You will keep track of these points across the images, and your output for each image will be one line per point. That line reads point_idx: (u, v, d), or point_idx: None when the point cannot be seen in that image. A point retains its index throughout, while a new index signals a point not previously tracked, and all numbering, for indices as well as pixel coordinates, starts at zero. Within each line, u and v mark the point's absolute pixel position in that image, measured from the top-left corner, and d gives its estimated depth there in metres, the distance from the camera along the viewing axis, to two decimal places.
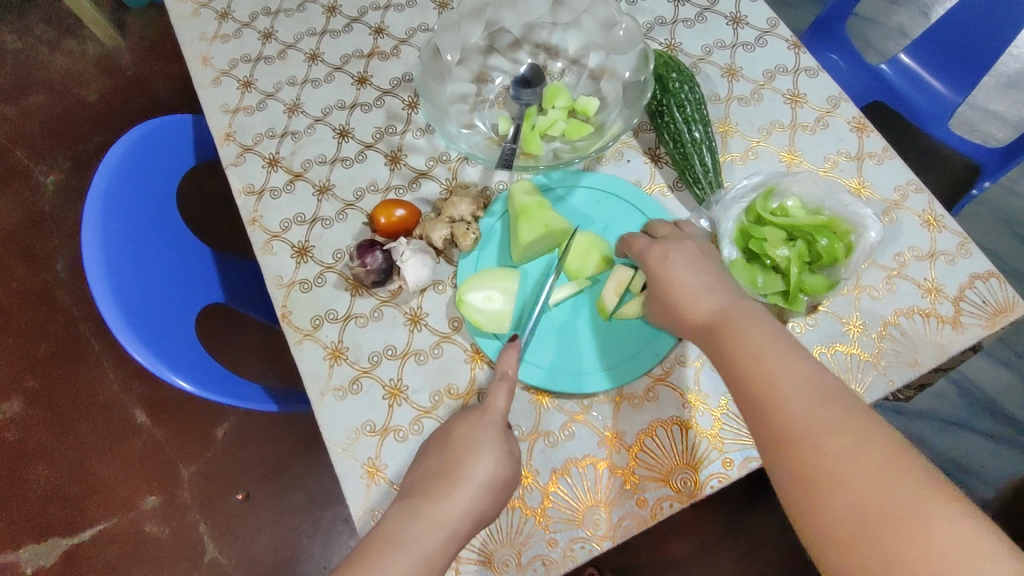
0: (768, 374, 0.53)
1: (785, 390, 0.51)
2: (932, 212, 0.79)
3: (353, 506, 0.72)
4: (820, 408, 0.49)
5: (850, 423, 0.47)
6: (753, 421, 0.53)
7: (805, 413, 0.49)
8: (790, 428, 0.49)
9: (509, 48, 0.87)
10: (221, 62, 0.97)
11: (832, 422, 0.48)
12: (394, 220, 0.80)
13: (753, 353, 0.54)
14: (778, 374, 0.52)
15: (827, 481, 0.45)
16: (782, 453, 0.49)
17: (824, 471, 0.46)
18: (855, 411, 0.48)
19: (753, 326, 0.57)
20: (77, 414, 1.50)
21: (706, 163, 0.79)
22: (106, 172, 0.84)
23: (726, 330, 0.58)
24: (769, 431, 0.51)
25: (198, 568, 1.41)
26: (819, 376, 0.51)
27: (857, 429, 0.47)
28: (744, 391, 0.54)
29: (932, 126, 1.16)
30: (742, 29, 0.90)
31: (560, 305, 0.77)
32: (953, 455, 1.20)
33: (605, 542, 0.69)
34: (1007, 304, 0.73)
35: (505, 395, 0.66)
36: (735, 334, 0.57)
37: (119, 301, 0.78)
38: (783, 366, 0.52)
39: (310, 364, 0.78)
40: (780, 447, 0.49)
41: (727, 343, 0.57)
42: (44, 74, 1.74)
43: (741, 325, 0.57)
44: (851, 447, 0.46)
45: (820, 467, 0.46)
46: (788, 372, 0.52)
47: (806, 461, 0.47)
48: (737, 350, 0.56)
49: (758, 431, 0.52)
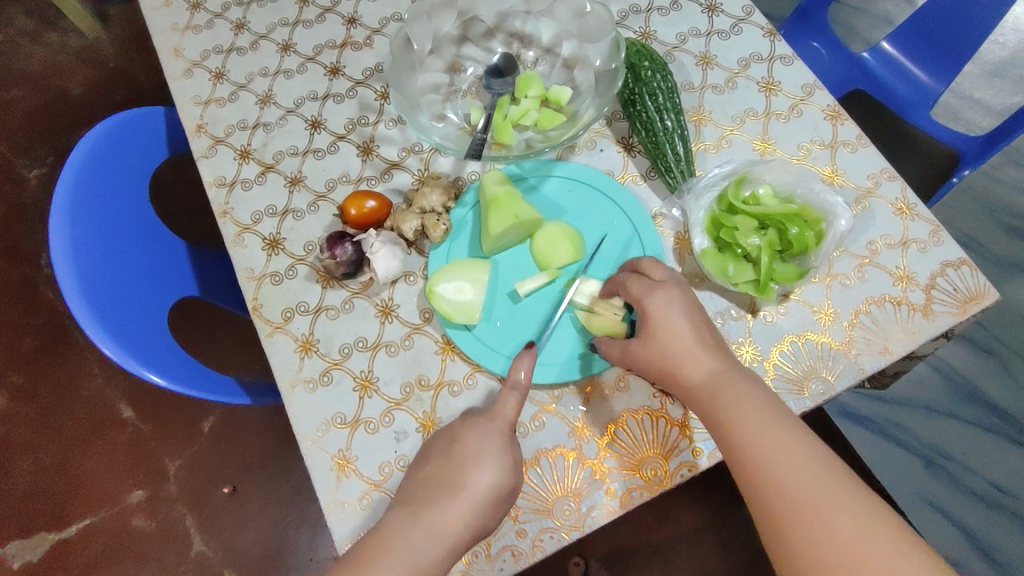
0: (771, 447, 0.55)
1: (791, 465, 0.54)
2: (905, 200, 0.78)
3: (323, 499, 0.72)
4: (828, 485, 0.52)
5: (855, 498, 0.51)
6: (755, 492, 0.55)
7: (818, 491, 0.52)
8: (802, 503, 0.52)
9: (482, 37, 0.86)
10: (193, 53, 0.96)
11: (841, 498, 0.51)
12: (365, 212, 0.79)
13: (752, 424, 0.57)
14: (782, 452, 0.54)
15: (844, 561, 0.48)
16: (793, 528, 0.51)
17: (841, 550, 0.49)
18: (855, 491, 0.52)
19: (753, 391, 0.60)
20: (62, 409, 1.49)
21: (678, 153, 0.79)
22: (74, 166, 0.83)
23: (725, 392, 0.60)
24: (777, 504, 0.53)
25: (185, 561, 1.42)
26: (817, 450, 0.55)
27: (863, 505, 0.51)
28: (746, 465, 0.56)
29: (913, 114, 1.15)
30: (717, 16, 0.89)
31: (533, 296, 0.77)
32: (937, 442, 1.19)
33: (574, 532, 0.69)
34: (979, 292, 0.73)
35: (514, 405, 0.66)
36: (732, 400, 0.59)
37: (88, 296, 0.78)
38: (786, 438, 0.55)
39: (281, 357, 0.78)
40: (791, 523, 0.52)
41: (726, 409, 0.59)
42: (25, 67, 1.72)
43: (739, 389, 0.60)
44: (864, 525, 0.49)
45: (844, 548, 0.49)
46: (789, 444, 0.55)
47: (823, 537, 0.50)
48: (736, 419, 0.58)
49: (761, 504, 0.54)
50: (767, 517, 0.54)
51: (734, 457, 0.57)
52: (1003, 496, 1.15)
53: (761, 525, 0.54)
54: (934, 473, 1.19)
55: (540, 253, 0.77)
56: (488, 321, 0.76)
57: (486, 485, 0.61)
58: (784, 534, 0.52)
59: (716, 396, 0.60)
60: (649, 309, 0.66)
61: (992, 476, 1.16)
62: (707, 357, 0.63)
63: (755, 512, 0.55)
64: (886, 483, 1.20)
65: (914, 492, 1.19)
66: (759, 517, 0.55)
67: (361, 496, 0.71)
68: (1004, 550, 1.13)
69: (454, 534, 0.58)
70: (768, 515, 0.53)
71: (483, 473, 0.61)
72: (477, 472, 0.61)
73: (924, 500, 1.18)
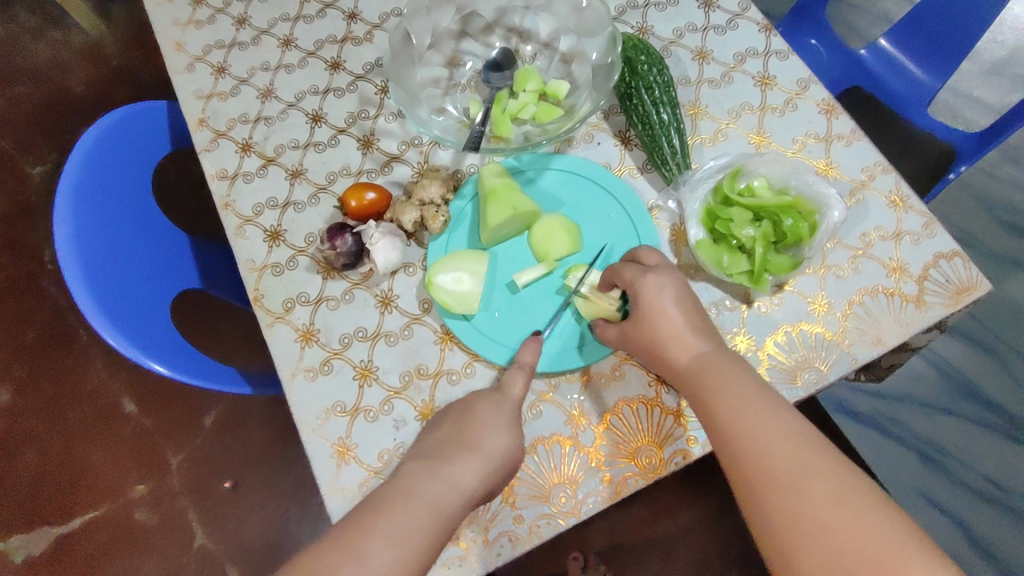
0: (749, 421, 0.57)
1: (768, 437, 0.55)
2: (899, 193, 0.79)
3: (323, 486, 0.73)
4: (802, 455, 0.54)
5: (829, 469, 0.52)
6: (734, 465, 0.57)
7: (792, 462, 0.53)
8: (776, 472, 0.53)
9: (481, 32, 0.86)
10: (195, 48, 0.97)
11: (815, 468, 0.52)
12: (365, 203, 0.80)
13: (733, 400, 0.59)
14: (761, 427, 0.56)
15: (813, 525, 0.49)
16: (768, 496, 0.53)
17: (810, 515, 0.50)
18: (830, 462, 0.53)
19: (737, 371, 0.61)
20: (65, 404, 1.50)
21: (674, 145, 0.80)
22: (78, 157, 0.84)
23: (709, 373, 0.62)
24: (754, 474, 0.54)
25: (188, 554, 1.43)
26: (795, 425, 0.56)
27: (838, 475, 0.52)
28: (726, 441, 0.58)
29: (910, 111, 1.16)
30: (714, 12, 0.90)
31: (530, 287, 0.78)
32: (933, 438, 1.21)
33: (570, 518, 0.70)
34: (971, 283, 0.74)
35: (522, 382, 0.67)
36: (719, 382, 0.60)
37: (91, 286, 0.79)
38: (765, 413, 0.57)
39: (282, 347, 0.79)
40: (765, 492, 0.53)
41: (709, 386, 0.61)
42: (29, 64, 1.73)
43: (725, 369, 0.61)
44: (835, 492, 0.51)
45: (815, 513, 0.50)
46: (768, 419, 0.56)
47: (794, 504, 0.51)
48: (717, 396, 0.60)
49: (740, 475, 0.56)
50: (746, 490, 0.55)
51: (715, 432, 0.59)
52: (1000, 491, 1.15)
53: (741, 497, 0.56)
54: (930, 468, 1.20)
55: (537, 244, 0.78)
56: (486, 312, 0.77)
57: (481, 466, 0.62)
58: (759, 502, 0.53)
59: (701, 374, 0.62)
60: (639, 294, 0.67)
61: (984, 468, 1.17)
62: (695, 342, 0.65)
63: (735, 484, 0.57)
64: (884, 477, 1.22)
65: (912, 485, 1.20)
66: (739, 488, 0.56)
67: (360, 482, 0.73)
68: (1000, 548, 1.13)
69: None
70: (746, 485, 0.55)
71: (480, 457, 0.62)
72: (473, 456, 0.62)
73: (918, 492, 1.19)
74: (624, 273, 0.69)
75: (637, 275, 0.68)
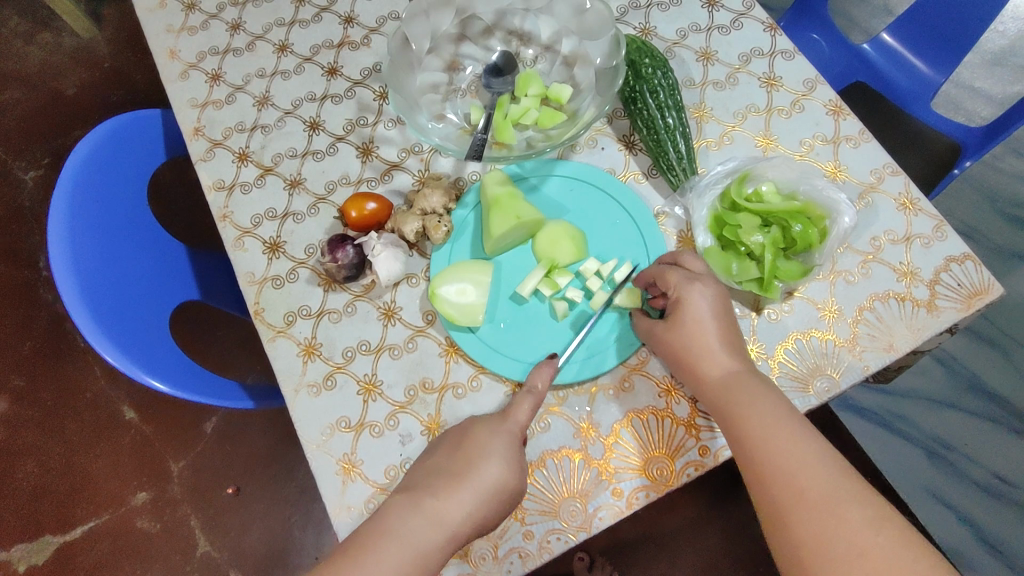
0: (781, 441, 0.56)
1: (801, 459, 0.54)
2: (908, 195, 0.78)
3: (328, 503, 0.72)
4: (840, 480, 0.53)
5: (863, 496, 0.51)
6: (761, 484, 0.56)
7: (826, 483, 0.52)
8: (809, 492, 0.52)
9: (481, 35, 0.84)
10: (188, 55, 0.95)
11: (848, 494, 0.52)
12: (365, 213, 0.79)
13: (762, 420, 0.58)
14: (791, 450, 0.55)
15: (847, 548, 0.48)
16: (797, 515, 0.52)
17: (845, 539, 0.49)
18: (861, 487, 0.52)
19: (760, 393, 0.61)
20: (64, 413, 1.49)
21: (680, 150, 0.78)
22: (72, 169, 0.82)
23: (734, 395, 0.61)
24: (785, 493, 0.53)
25: (191, 563, 1.42)
26: (822, 449, 0.55)
27: (871, 503, 0.51)
28: (753, 464, 0.57)
29: (914, 106, 1.12)
30: (717, 11, 0.88)
31: (534, 297, 0.77)
32: (937, 433, 1.19)
33: (581, 533, 0.69)
34: (983, 287, 0.73)
35: (528, 409, 0.66)
36: (748, 404, 0.60)
37: (89, 303, 0.77)
38: (795, 436, 0.56)
39: (284, 362, 0.78)
40: (797, 511, 0.52)
41: (739, 404, 0.60)
42: (20, 68, 1.69)
43: (753, 390, 0.61)
44: (871, 520, 0.50)
45: (850, 539, 0.49)
46: (799, 441, 0.56)
47: (828, 526, 0.50)
48: (747, 418, 0.59)
49: (768, 496, 0.55)
50: (775, 509, 0.54)
51: (742, 451, 0.58)
52: (1004, 485, 1.15)
53: (765, 516, 0.55)
54: (936, 464, 1.18)
55: (542, 252, 0.77)
56: (491, 322, 0.76)
57: (494, 480, 0.61)
58: (784, 522, 0.52)
59: (729, 394, 0.61)
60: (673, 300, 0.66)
61: (992, 466, 1.16)
62: (711, 354, 0.64)
63: (758, 502, 0.56)
64: (888, 473, 1.19)
65: (914, 482, 1.17)
66: (764, 509, 0.55)
67: (366, 500, 0.72)
68: (1003, 540, 1.14)
69: (451, 522, 0.59)
70: (772, 503, 0.54)
71: (497, 478, 0.62)
72: (483, 463, 0.62)
73: (927, 492, 1.17)
74: (669, 277, 0.68)
75: (683, 280, 0.67)
